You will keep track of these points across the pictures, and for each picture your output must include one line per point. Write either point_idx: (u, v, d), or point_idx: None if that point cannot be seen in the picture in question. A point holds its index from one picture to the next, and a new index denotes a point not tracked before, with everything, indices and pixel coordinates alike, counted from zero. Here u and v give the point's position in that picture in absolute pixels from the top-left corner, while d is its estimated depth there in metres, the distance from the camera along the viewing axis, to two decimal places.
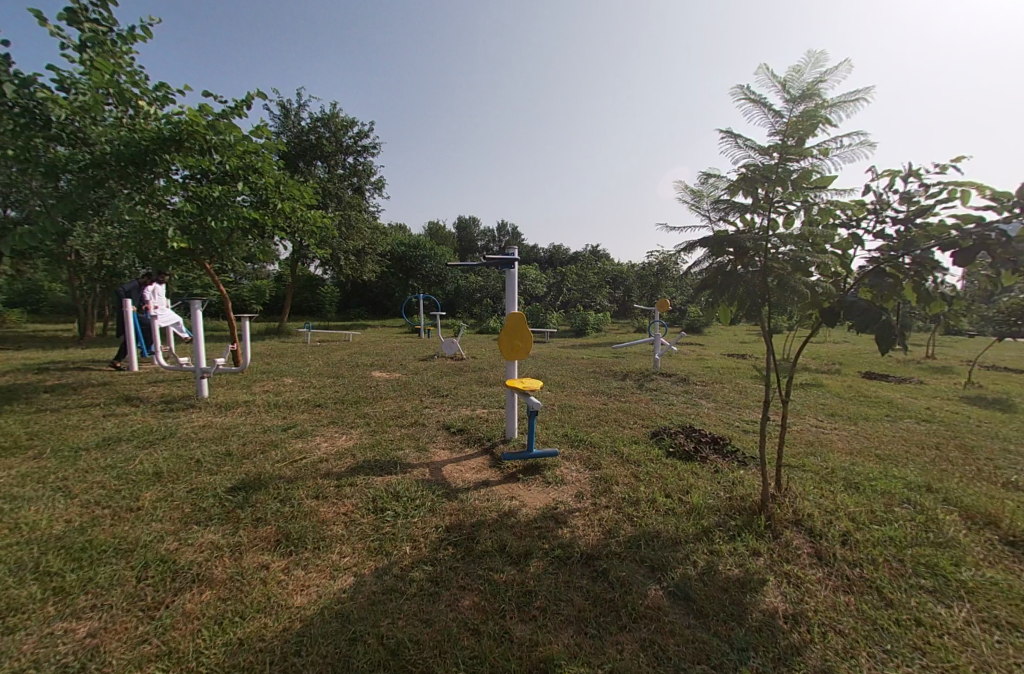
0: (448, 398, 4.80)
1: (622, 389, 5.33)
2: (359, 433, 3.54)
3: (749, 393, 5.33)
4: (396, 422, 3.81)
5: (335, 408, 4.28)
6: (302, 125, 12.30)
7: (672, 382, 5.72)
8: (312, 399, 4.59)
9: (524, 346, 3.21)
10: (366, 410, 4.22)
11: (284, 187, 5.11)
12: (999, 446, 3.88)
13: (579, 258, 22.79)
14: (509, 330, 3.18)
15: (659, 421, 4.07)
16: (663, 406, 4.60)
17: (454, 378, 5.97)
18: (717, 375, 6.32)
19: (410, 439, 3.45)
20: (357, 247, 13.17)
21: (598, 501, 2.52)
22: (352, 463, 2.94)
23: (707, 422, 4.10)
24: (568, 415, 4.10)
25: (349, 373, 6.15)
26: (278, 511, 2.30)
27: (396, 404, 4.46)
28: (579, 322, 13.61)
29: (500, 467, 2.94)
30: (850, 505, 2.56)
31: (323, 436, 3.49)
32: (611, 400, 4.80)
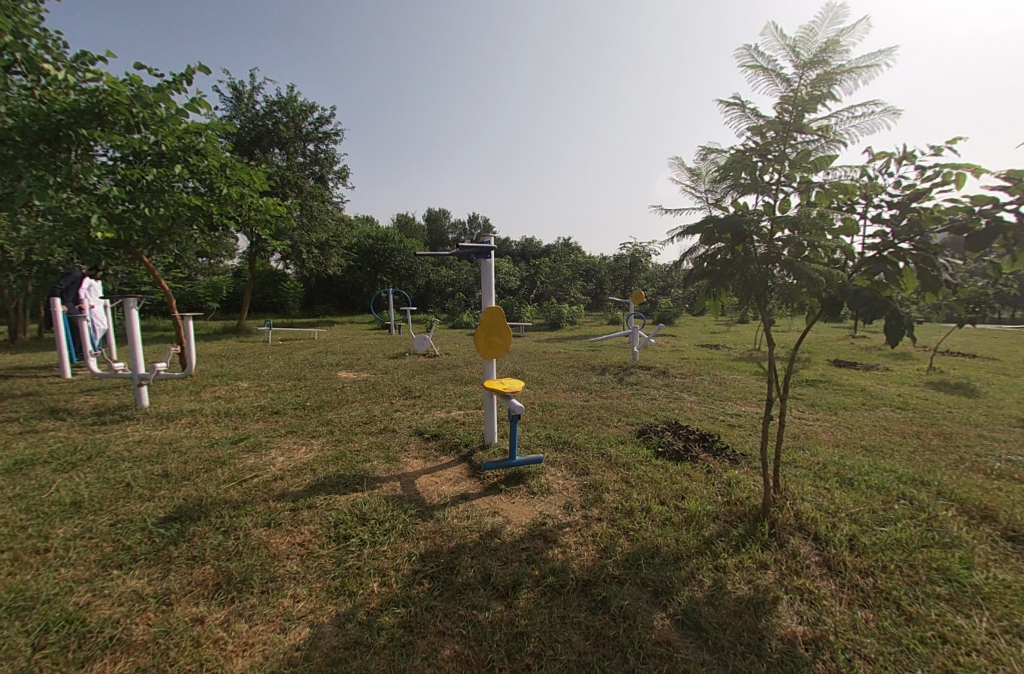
0: (421, 399, 4.48)
1: (603, 384, 5.14)
2: (321, 444, 3.18)
3: (730, 385, 5.26)
4: (363, 429, 3.47)
5: (295, 415, 3.88)
6: (256, 109, 11.51)
7: (653, 375, 5.59)
8: (269, 405, 4.17)
9: (503, 343, 2.94)
10: (329, 416, 3.84)
11: (231, 172, 4.66)
12: (974, 432, 3.92)
13: (552, 250, 22.64)
14: (485, 326, 2.90)
15: (644, 418, 3.89)
16: (647, 401, 4.44)
17: (427, 377, 5.63)
18: (696, 367, 6.26)
19: (378, 448, 3.12)
20: (321, 240, 12.48)
21: (589, 513, 2.29)
22: (312, 480, 2.59)
23: (692, 417, 3.95)
24: (550, 415, 3.86)
25: (313, 375, 5.71)
26: (220, 547, 1.95)
27: (363, 408, 4.10)
28: (554, 315, 13.47)
29: (479, 477, 2.66)
30: (850, 505, 2.44)
31: (280, 448, 3.11)
32: (592, 396, 4.59)
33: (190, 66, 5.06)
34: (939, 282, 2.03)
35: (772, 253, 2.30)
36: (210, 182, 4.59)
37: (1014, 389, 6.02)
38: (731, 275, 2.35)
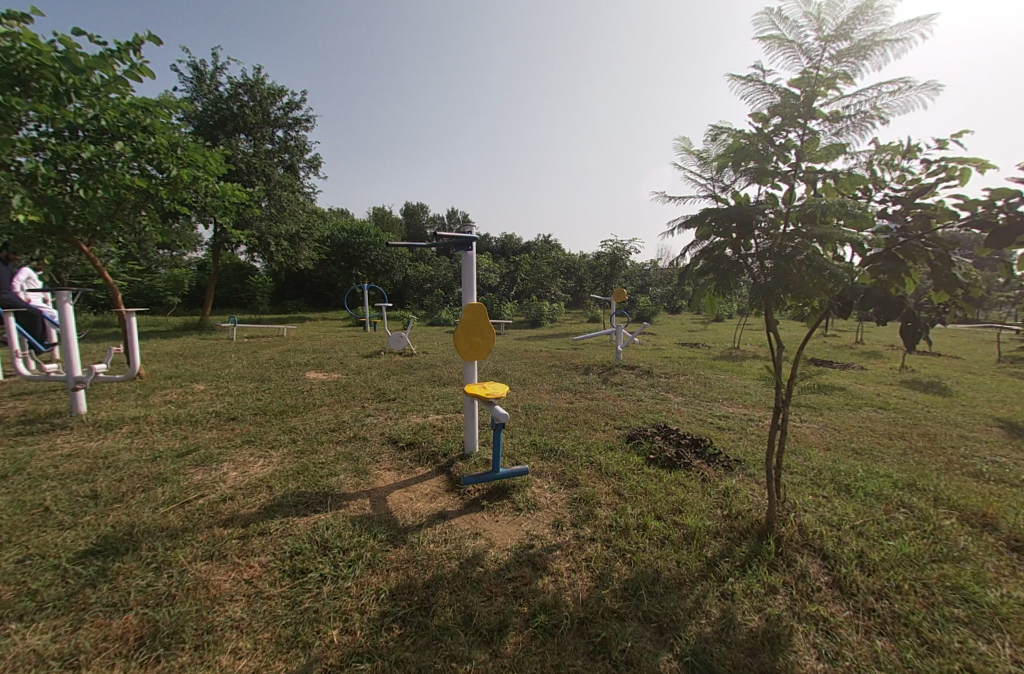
0: (395, 402, 4.18)
1: (588, 385, 4.94)
2: (282, 455, 2.87)
3: (716, 385, 5.14)
4: (330, 437, 3.15)
5: (253, 422, 3.51)
6: (220, 91, 10.85)
7: (638, 375, 5.43)
8: (226, 411, 3.78)
9: (485, 343, 2.69)
10: (292, 423, 3.49)
11: (182, 152, 4.27)
12: (956, 433, 3.91)
13: (532, 247, 22.43)
14: (466, 325, 2.64)
15: (631, 421, 3.72)
16: (633, 403, 4.26)
17: (402, 378, 5.31)
18: (680, 366, 6.15)
19: (346, 459, 2.82)
20: (291, 232, 11.88)
21: (580, 531, 2.07)
22: (267, 501, 2.28)
23: (682, 420, 3.79)
24: (534, 419, 3.63)
25: (278, 376, 5.31)
26: (148, 590, 1.65)
27: (331, 413, 3.77)
28: (533, 312, 13.29)
29: (458, 493, 2.41)
30: (853, 516, 2.30)
31: (233, 462, 2.78)
32: (577, 398, 4.39)
33: (138, 35, 4.58)
34: (954, 281, 1.90)
35: (777, 248, 2.11)
36: (160, 164, 4.13)
37: (984, 388, 6.16)
38: (738, 274, 2.17)
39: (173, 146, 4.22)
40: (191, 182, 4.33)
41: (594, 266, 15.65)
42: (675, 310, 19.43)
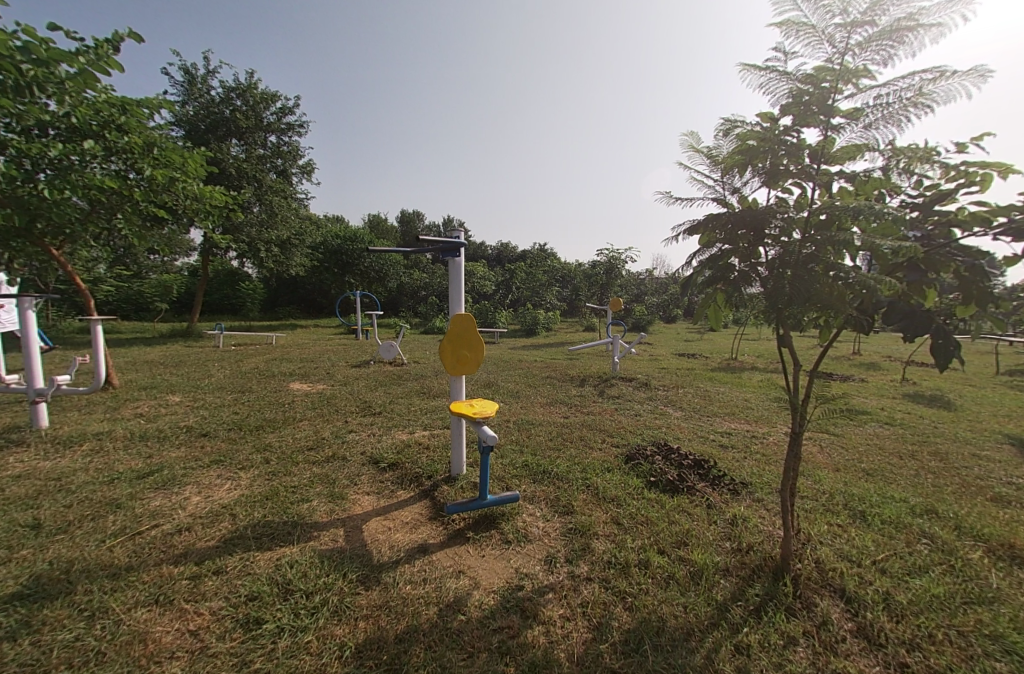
0: (381, 416, 3.96)
1: (583, 398, 4.73)
2: (253, 477, 2.64)
3: (716, 399, 4.95)
4: (306, 457, 2.92)
5: (226, 439, 3.28)
6: (212, 96, 10.72)
7: (635, 387, 5.23)
8: (198, 426, 3.55)
9: (473, 357, 2.49)
10: (268, 440, 3.26)
11: (160, 152, 4.08)
12: (968, 452, 3.73)
13: (527, 255, 22.34)
14: (452, 337, 2.45)
15: (629, 438, 3.52)
16: (631, 418, 4.05)
17: (390, 390, 5.08)
18: (678, 378, 5.96)
19: (320, 482, 2.59)
20: (282, 238, 11.67)
21: (575, 569, 1.86)
22: (228, 533, 2.06)
23: (682, 437, 3.59)
24: (527, 436, 3.42)
25: (260, 387, 5.08)
26: (74, 645, 1.42)
27: (310, 429, 3.53)
28: (529, 321, 13.11)
29: (442, 523, 2.19)
30: (872, 549, 2.10)
31: (198, 485, 2.55)
32: (572, 413, 4.18)
33: (118, 32, 4.42)
34: (987, 294, 1.73)
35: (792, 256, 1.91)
36: (135, 164, 3.97)
37: (989, 402, 6.00)
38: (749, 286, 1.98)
39: (149, 146, 4.04)
40: (168, 184, 4.14)
41: (590, 275, 15.50)
42: (670, 319, 19.31)
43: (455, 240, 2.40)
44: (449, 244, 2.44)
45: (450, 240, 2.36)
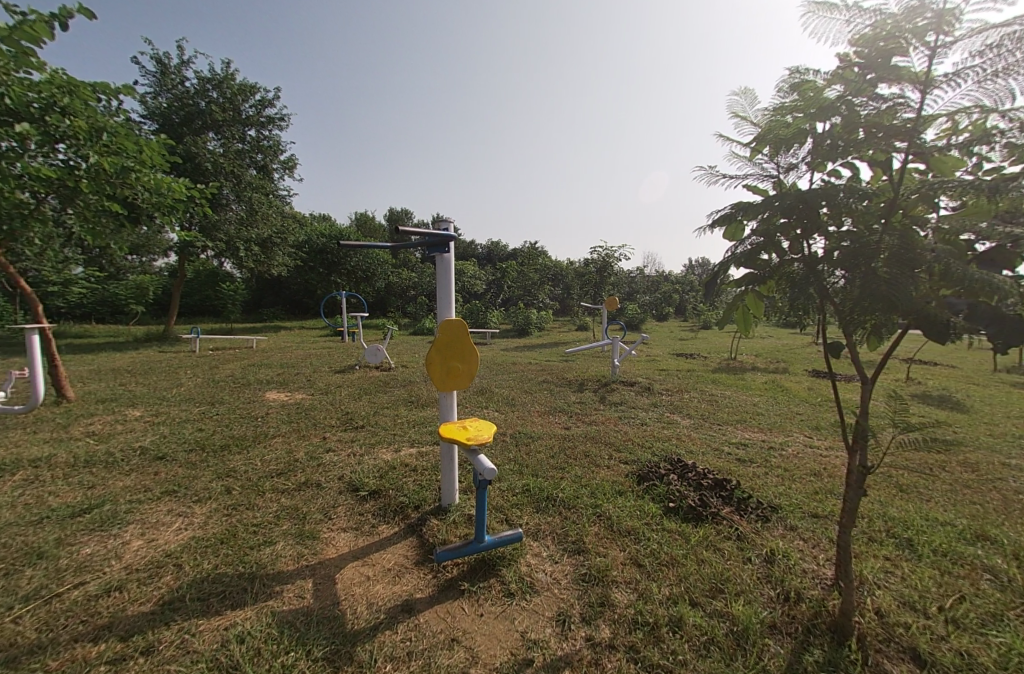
0: (363, 430, 3.59)
1: (583, 406, 4.40)
2: (209, 512, 2.27)
3: (724, 404, 4.65)
4: (274, 485, 2.54)
5: (184, 464, 2.88)
6: (186, 87, 10.16)
7: (637, 392, 4.91)
8: (155, 448, 3.14)
9: (466, 369, 2.14)
10: (233, 464, 2.87)
11: (111, 139, 3.65)
12: (998, 461, 3.48)
13: (518, 254, 22.00)
14: (442, 346, 2.09)
15: (638, 452, 3.20)
16: (638, 428, 3.72)
17: (374, 399, 4.69)
18: (681, 381, 5.65)
19: (288, 518, 2.22)
20: (263, 236, 11.16)
21: (594, 632, 1.53)
22: (166, 594, 1.69)
23: (696, 450, 3.27)
24: (526, 453, 3.07)
25: (233, 398, 4.67)
26: None
27: (282, 450, 3.14)
28: (521, 321, 12.77)
29: (431, 570, 1.84)
30: (935, 593, 1.80)
31: (141, 526, 2.16)
32: (573, 423, 3.84)
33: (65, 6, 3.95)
34: None
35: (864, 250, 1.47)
36: (82, 152, 3.53)
37: (997, 401, 5.81)
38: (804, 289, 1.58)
39: (97, 132, 3.59)
40: (120, 174, 3.71)
41: (583, 273, 15.21)
42: (662, 317, 19.11)
43: (445, 234, 2.00)
44: (439, 239, 2.04)
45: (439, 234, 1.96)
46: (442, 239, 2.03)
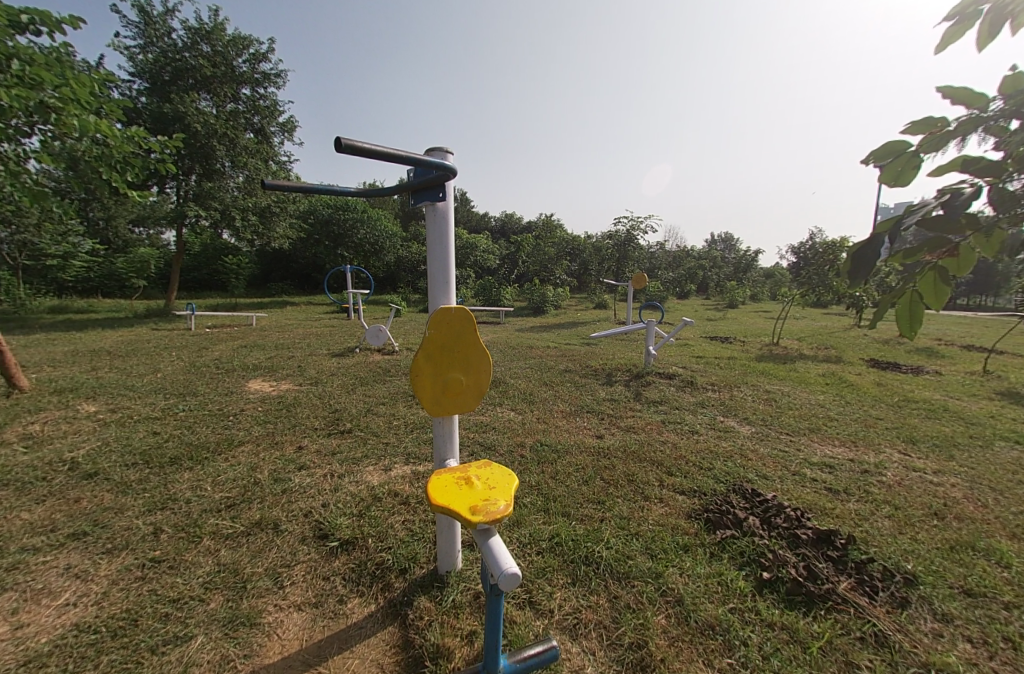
0: (351, 436, 2.93)
1: (616, 405, 3.62)
2: (119, 575, 1.65)
3: (786, 405, 3.84)
4: (216, 528, 1.90)
5: (117, 487, 2.25)
6: (174, 40, 9.31)
7: (679, 388, 4.10)
8: (89, 462, 2.51)
9: (471, 382, 1.42)
10: (175, 489, 2.23)
11: (24, 69, 2.74)
12: None
13: (533, 228, 20.95)
14: (440, 345, 1.36)
15: (694, 473, 2.47)
16: (689, 439, 2.96)
17: (369, 393, 3.99)
18: (726, 373, 4.83)
19: (222, 590, 1.57)
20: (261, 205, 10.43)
21: None
22: None
23: (772, 476, 2.51)
24: (551, 477, 2.35)
25: (210, 388, 4.06)
26: None
27: (244, 466, 2.48)
28: (536, 299, 11.98)
29: None
30: None
31: (18, 597, 1.55)
32: (607, 430, 3.10)
33: None
34: None
35: None
36: None
37: None
38: None
39: (5, 58, 2.69)
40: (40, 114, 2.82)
41: (602, 248, 14.22)
42: (684, 295, 18.00)
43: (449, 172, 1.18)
44: (436, 179, 1.21)
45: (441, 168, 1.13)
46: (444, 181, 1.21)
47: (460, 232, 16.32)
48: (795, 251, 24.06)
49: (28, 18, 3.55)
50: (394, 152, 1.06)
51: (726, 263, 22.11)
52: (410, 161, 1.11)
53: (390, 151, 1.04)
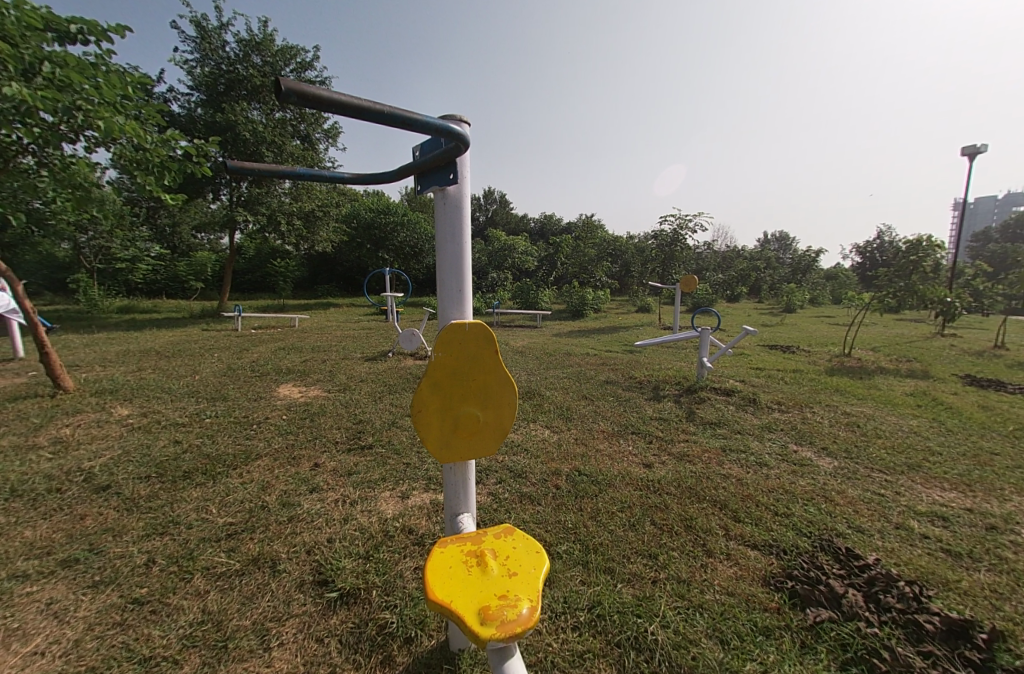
0: (370, 454, 2.70)
1: (666, 427, 3.18)
2: (95, 617, 1.46)
3: (872, 432, 3.25)
4: (211, 563, 1.69)
5: (124, 503, 2.13)
6: (227, 52, 9.71)
7: (738, 407, 3.60)
8: (104, 473, 2.42)
9: (490, 419, 1.10)
10: (179, 510, 2.07)
11: (52, 71, 2.74)
12: None
13: (574, 229, 20.43)
14: (452, 369, 1.05)
15: (766, 521, 2.04)
16: (757, 474, 2.49)
17: (396, 403, 3.77)
18: (793, 390, 4.23)
19: (201, 649, 1.34)
20: (306, 209, 10.69)
21: None
22: None
23: (868, 529, 2.03)
24: (591, 518, 2.00)
25: (239, 394, 3.99)
26: None
27: (254, 485, 2.29)
28: (576, 302, 11.52)
29: None
30: None
31: None
32: (657, 458, 2.68)
33: None
34: None
35: None
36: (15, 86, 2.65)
37: None
38: None
39: (36, 63, 2.70)
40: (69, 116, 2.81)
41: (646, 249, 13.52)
42: (734, 298, 16.85)
43: (461, 142, 0.84)
44: (446, 153, 0.88)
45: (448, 132, 0.79)
46: (455, 155, 0.87)
47: (499, 232, 16.08)
48: (862, 250, 22.02)
49: (76, 28, 3.63)
50: (380, 106, 0.74)
51: (782, 264, 20.58)
52: (405, 123, 0.78)
53: (370, 104, 0.72)
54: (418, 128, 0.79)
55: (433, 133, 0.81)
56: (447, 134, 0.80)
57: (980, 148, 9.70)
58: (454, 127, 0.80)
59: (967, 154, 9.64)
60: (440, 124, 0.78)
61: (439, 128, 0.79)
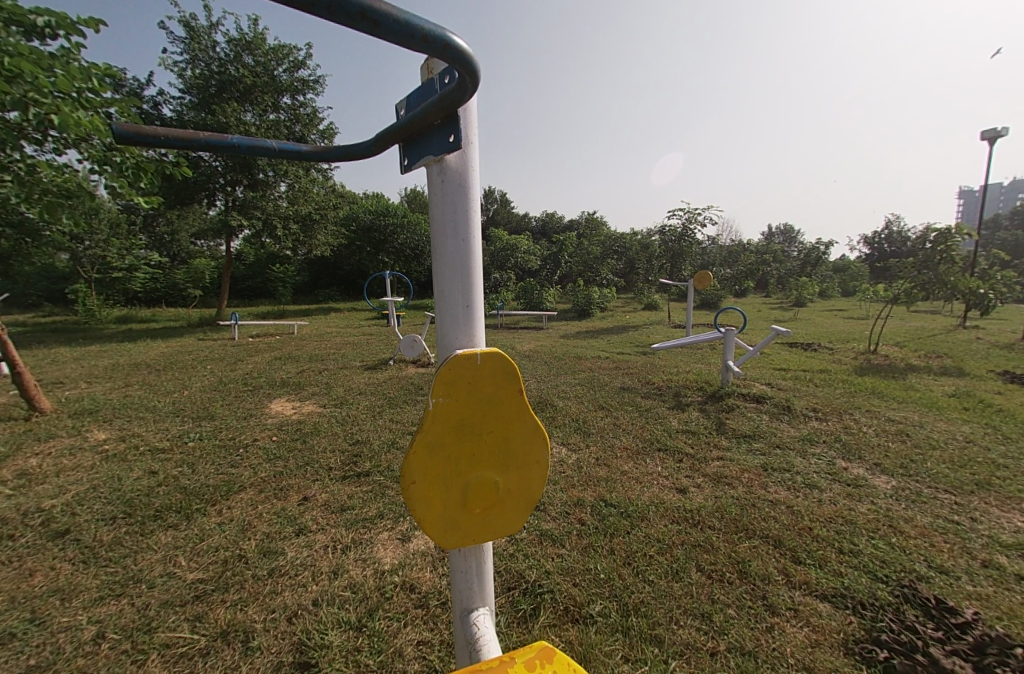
0: (367, 482, 2.41)
1: (696, 441, 2.87)
2: None
3: (926, 442, 2.91)
4: (171, 639, 1.40)
5: (81, 554, 1.83)
6: (218, 53, 9.43)
7: (772, 416, 3.27)
8: (66, 514, 2.13)
9: (513, 485, 0.79)
10: (143, 563, 1.77)
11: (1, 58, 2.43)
12: None
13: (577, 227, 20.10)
14: (464, 420, 0.74)
15: (832, 562, 1.73)
16: (808, 499, 2.18)
17: (397, 419, 3.48)
18: (826, 394, 3.91)
19: None
20: (303, 213, 10.44)
21: None
22: None
23: (953, 570, 1.71)
24: (625, 564, 1.69)
25: (227, 412, 3.69)
26: None
27: (234, 527, 2.00)
28: (581, 301, 11.20)
29: None
30: None
31: None
32: (691, 481, 2.37)
33: None
34: None
35: None
36: None
37: None
38: None
39: None
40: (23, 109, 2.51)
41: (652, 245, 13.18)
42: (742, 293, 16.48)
43: (468, 73, 0.52)
44: (444, 97, 0.56)
45: (444, 45, 0.47)
46: (458, 99, 0.55)
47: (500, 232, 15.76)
48: (870, 241, 21.59)
49: (43, 21, 3.33)
50: None
51: (789, 257, 20.17)
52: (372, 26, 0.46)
53: None
54: (395, 38, 0.47)
55: (421, 53, 0.49)
56: (444, 51, 0.48)
57: (1001, 132, 9.29)
58: (454, 40, 0.48)
59: (987, 139, 9.22)
60: (429, 29, 0.46)
61: (430, 36, 0.46)
